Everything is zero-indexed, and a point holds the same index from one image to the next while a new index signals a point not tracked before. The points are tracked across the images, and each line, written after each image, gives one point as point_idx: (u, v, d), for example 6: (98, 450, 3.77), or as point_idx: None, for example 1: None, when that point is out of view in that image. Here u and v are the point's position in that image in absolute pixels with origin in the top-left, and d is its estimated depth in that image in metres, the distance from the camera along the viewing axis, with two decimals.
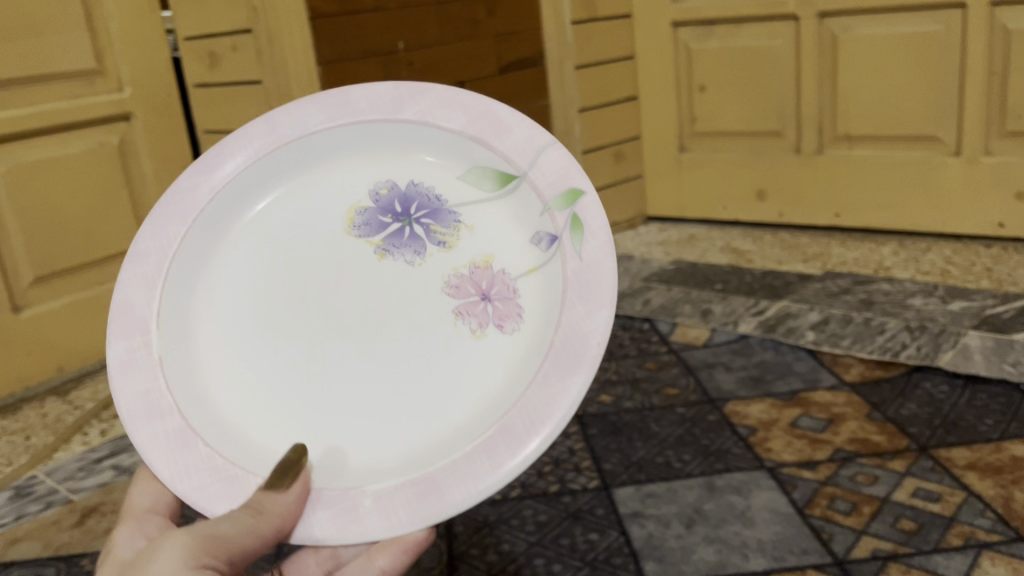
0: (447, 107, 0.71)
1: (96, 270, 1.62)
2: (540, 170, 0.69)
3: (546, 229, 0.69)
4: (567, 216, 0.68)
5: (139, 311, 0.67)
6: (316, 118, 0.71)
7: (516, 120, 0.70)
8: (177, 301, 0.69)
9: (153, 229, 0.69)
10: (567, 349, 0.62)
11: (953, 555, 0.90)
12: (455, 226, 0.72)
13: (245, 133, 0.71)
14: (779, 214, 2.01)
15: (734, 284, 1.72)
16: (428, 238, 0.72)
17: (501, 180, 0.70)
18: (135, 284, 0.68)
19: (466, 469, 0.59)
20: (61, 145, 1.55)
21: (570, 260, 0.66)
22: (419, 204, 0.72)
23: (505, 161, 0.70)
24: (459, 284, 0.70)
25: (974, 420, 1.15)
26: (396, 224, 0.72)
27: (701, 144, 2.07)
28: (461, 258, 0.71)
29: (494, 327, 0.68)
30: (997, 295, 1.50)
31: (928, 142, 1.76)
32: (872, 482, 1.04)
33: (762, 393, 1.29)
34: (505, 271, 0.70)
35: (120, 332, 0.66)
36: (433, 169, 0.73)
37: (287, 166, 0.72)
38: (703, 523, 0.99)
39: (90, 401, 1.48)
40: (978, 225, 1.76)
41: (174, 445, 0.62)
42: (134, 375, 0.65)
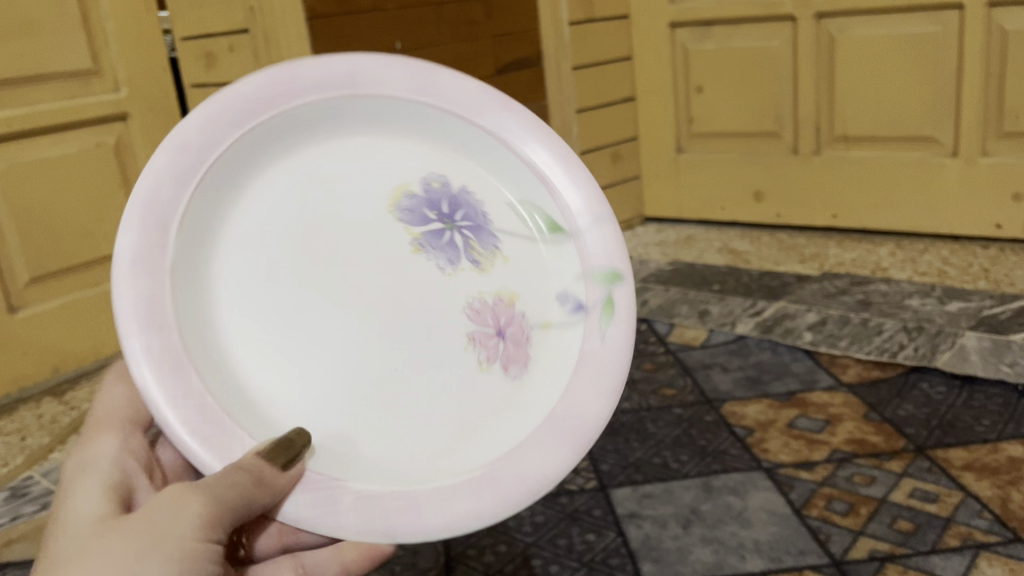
0: (531, 130, 0.64)
1: (92, 270, 1.62)
2: (591, 240, 0.64)
3: (577, 296, 0.64)
4: (601, 294, 0.63)
5: (167, 204, 0.58)
6: (404, 84, 0.62)
7: (587, 181, 0.64)
8: (203, 209, 0.60)
9: (198, 124, 0.59)
10: (562, 420, 0.58)
11: (950, 556, 0.90)
12: (492, 252, 0.66)
13: (329, 72, 0.61)
14: (776, 214, 2.01)
15: (731, 285, 1.72)
16: (465, 251, 0.66)
17: (549, 225, 0.66)
18: (165, 178, 0.57)
19: (446, 502, 0.54)
20: (57, 145, 1.54)
21: (585, 343, 0.62)
22: (463, 211, 0.67)
23: (563, 212, 0.64)
24: (481, 309, 0.64)
25: (972, 421, 1.15)
26: (439, 223, 0.66)
27: (699, 144, 2.07)
28: (487, 284, 0.65)
29: (500, 366, 0.63)
30: (994, 296, 1.50)
31: (925, 143, 1.76)
32: (870, 482, 1.04)
33: (759, 393, 1.29)
34: (525, 315, 0.65)
35: (136, 222, 0.57)
36: (482, 173, 0.67)
37: (353, 116, 0.64)
38: (700, 523, 0.99)
39: (87, 402, 1.48)
40: (975, 226, 1.76)
41: (166, 369, 0.55)
42: (144, 274, 0.57)
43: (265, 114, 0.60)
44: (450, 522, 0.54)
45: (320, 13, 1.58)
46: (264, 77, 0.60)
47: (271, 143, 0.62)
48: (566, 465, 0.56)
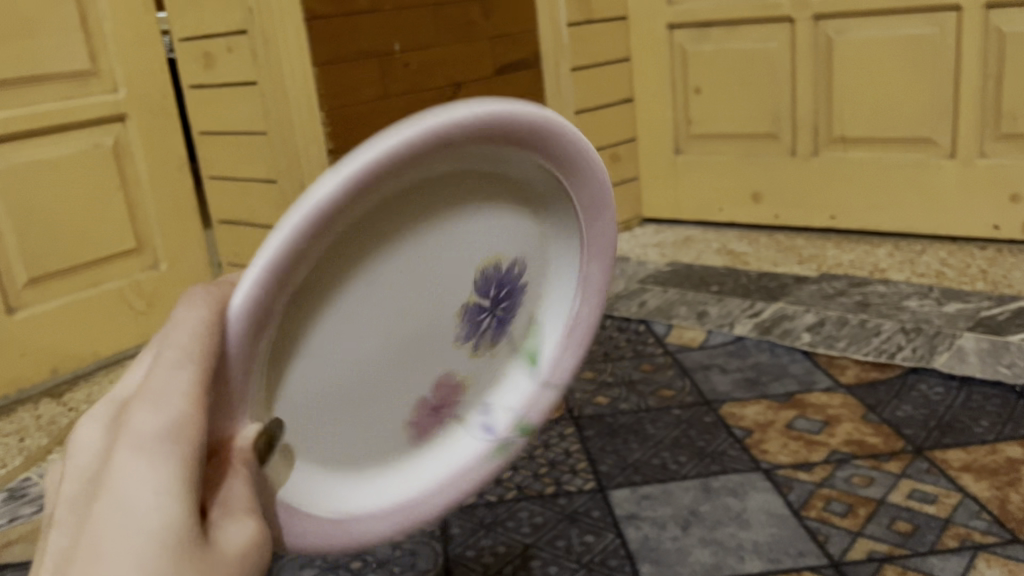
0: (591, 291, 0.67)
1: (92, 271, 1.62)
2: (532, 401, 0.67)
3: (495, 420, 0.65)
4: (509, 436, 0.66)
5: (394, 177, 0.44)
6: (579, 189, 0.60)
7: (569, 356, 0.68)
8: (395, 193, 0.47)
9: (465, 123, 0.47)
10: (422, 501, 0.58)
11: (949, 557, 0.90)
12: (492, 345, 0.62)
13: (556, 152, 0.56)
14: (774, 216, 2.01)
15: (729, 286, 1.72)
16: (477, 339, 0.60)
17: (527, 355, 0.66)
18: (408, 160, 0.45)
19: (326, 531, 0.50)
20: (56, 146, 1.54)
21: (474, 463, 0.62)
22: (507, 298, 0.61)
23: (551, 359, 0.67)
24: (445, 386, 0.59)
25: (970, 422, 1.15)
26: (487, 304, 0.59)
27: (697, 146, 2.07)
28: (466, 367, 0.60)
29: (414, 435, 0.58)
30: (992, 297, 1.50)
31: (922, 144, 1.76)
32: (869, 483, 1.04)
33: (758, 394, 1.29)
34: (461, 402, 0.62)
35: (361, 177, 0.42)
36: (540, 264, 0.64)
37: (534, 176, 0.58)
38: (699, 525, 0.99)
39: (85, 403, 1.48)
40: (972, 227, 1.76)
41: (250, 334, 0.41)
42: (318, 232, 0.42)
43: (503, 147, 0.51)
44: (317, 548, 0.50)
45: (317, 14, 1.57)
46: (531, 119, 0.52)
47: (479, 157, 0.52)
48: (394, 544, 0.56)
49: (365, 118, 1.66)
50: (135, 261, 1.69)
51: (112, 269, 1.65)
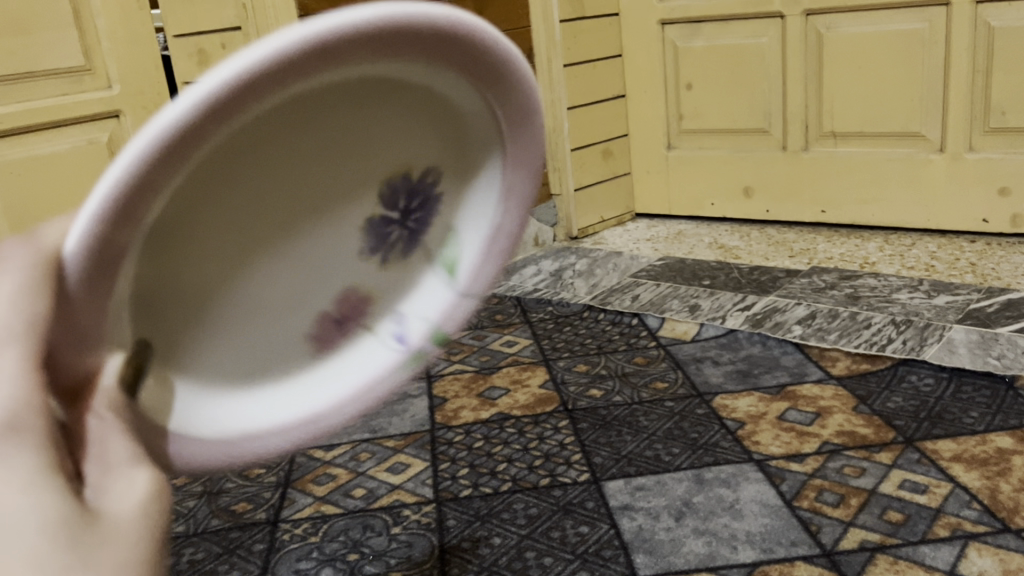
0: (521, 208, 0.57)
1: None
2: (461, 309, 0.58)
3: (408, 328, 0.57)
4: (419, 347, 0.58)
5: (268, 92, 0.37)
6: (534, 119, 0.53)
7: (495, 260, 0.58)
8: (276, 107, 0.40)
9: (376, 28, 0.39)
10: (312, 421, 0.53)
11: (940, 546, 0.91)
12: (402, 261, 0.55)
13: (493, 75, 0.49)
14: (766, 210, 2.02)
15: (721, 280, 1.73)
16: (380, 242, 0.53)
17: (449, 263, 0.57)
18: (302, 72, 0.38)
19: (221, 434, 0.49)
20: (49, 142, 1.54)
21: (383, 374, 0.56)
22: (421, 209, 0.54)
23: (473, 274, 0.57)
24: (340, 304, 0.53)
25: (959, 413, 1.16)
26: (396, 219, 0.53)
27: (688, 141, 2.08)
28: (374, 279, 0.54)
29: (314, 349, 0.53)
30: (981, 290, 1.52)
31: (912, 139, 1.77)
32: (860, 474, 1.05)
33: (750, 386, 1.30)
34: (366, 297, 0.54)
35: (228, 93, 0.36)
36: (460, 175, 0.55)
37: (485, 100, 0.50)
38: (692, 515, 1.00)
39: None
40: (961, 221, 1.77)
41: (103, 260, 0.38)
42: (160, 156, 0.35)
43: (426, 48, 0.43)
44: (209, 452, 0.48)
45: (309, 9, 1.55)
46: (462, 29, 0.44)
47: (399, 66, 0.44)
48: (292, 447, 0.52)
49: None
50: None
51: None
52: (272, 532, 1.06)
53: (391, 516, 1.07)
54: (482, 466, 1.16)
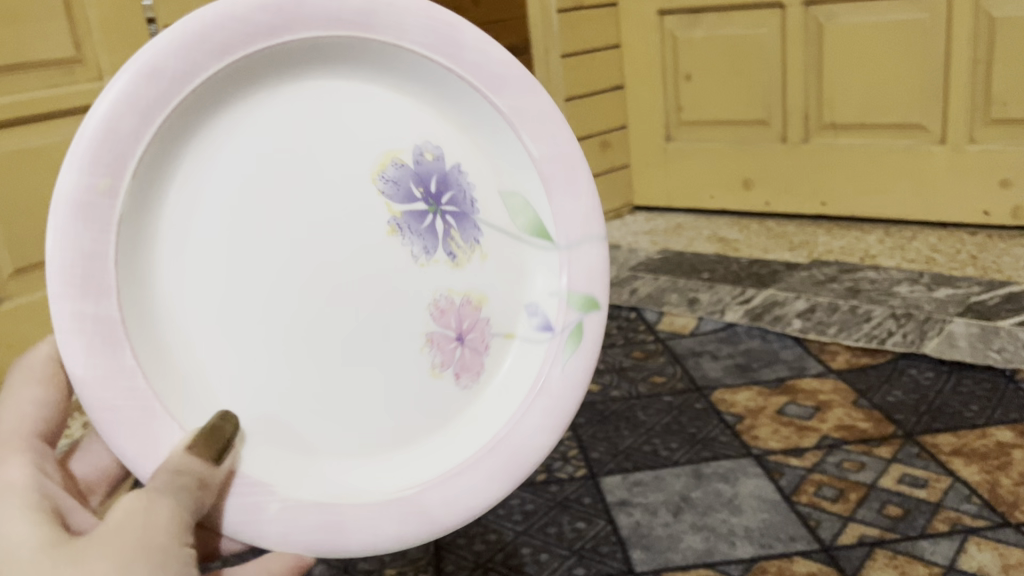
0: (539, 123, 0.65)
1: None
2: (576, 258, 0.67)
3: (547, 314, 0.68)
4: (574, 319, 0.67)
5: (120, 147, 0.51)
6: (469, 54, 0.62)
7: (589, 192, 0.66)
8: (170, 155, 0.55)
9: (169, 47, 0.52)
10: (504, 449, 0.62)
11: (940, 541, 0.90)
12: (470, 246, 0.66)
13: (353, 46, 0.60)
14: (765, 202, 2.01)
15: (720, 273, 1.72)
16: (443, 240, 0.65)
17: (536, 232, 0.68)
18: (128, 108, 0.51)
19: (389, 519, 0.57)
20: (39, 135, 1.54)
21: (549, 368, 0.65)
22: (449, 196, 0.66)
23: (557, 221, 0.67)
24: (446, 308, 0.65)
25: (960, 406, 1.15)
26: (424, 205, 0.64)
27: (688, 133, 2.06)
28: (461, 284, 0.65)
29: (453, 373, 0.65)
30: (982, 283, 1.50)
31: (912, 130, 1.76)
32: (859, 468, 1.04)
33: (748, 380, 1.29)
34: (487, 320, 0.67)
35: (88, 159, 0.50)
36: (458, 141, 0.66)
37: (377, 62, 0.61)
38: (690, 511, 0.99)
39: None
40: (962, 213, 1.76)
41: (100, 343, 0.51)
42: (85, 226, 0.50)
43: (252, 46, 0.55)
44: (400, 528, 0.57)
45: None
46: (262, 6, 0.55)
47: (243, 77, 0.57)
48: (501, 481, 0.61)
49: None
50: None
51: None
52: None
53: None
54: None
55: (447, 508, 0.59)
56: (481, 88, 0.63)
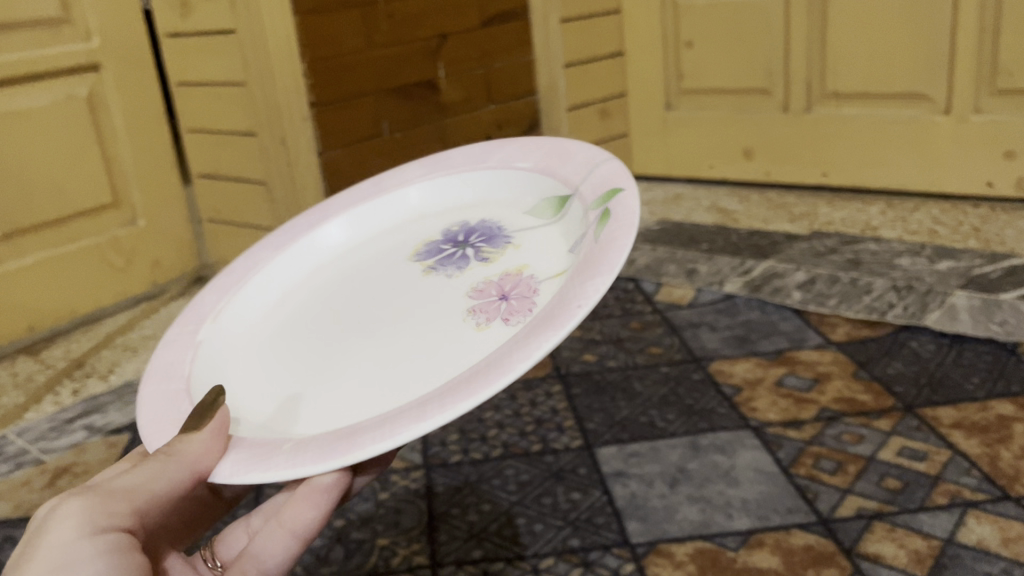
0: (525, 152, 0.77)
1: (70, 225, 1.60)
2: (591, 184, 0.67)
3: (581, 233, 0.64)
4: (600, 212, 0.63)
5: (205, 308, 0.71)
6: (458, 164, 0.80)
7: (582, 149, 0.72)
8: (251, 309, 0.73)
9: (242, 262, 0.77)
10: (545, 317, 0.53)
11: (938, 513, 0.89)
12: (501, 248, 0.71)
13: (371, 205, 0.81)
14: (766, 172, 1.98)
15: (719, 244, 1.70)
16: (475, 256, 0.71)
17: (560, 203, 0.70)
18: (211, 290, 0.73)
19: (414, 409, 0.49)
20: (28, 96, 1.50)
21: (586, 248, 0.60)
22: (479, 234, 0.74)
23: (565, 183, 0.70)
24: (485, 288, 0.66)
25: (961, 379, 1.14)
26: (452, 248, 0.73)
27: (689, 102, 2.04)
28: (495, 270, 0.68)
29: (500, 320, 0.62)
30: (984, 255, 1.48)
31: (916, 100, 1.73)
32: (858, 440, 1.02)
33: (746, 352, 1.28)
34: (533, 276, 0.65)
35: (181, 319, 0.70)
36: (478, 210, 0.77)
37: (403, 215, 0.80)
38: (687, 482, 0.98)
39: (63, 361, 1.49)
40: (966, 184, 1.74)
41: (172, 403, 0.60)
42: (173, 346, 0.66)
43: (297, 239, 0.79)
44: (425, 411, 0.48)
45: None
46: (301, 221, 0.81)
47: (303, 259, 0.78)
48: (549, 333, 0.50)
49: (351, 69, 1.59)
50: (112, 217, 1.67)
51: (90, 224, 1.63)
52: (257, 497, 1.04)
53: (379, 482, 1.04)
54: (472, 432, 1.13)
55: (482, 376, 0.49)
56: (473, 167, 0.79)
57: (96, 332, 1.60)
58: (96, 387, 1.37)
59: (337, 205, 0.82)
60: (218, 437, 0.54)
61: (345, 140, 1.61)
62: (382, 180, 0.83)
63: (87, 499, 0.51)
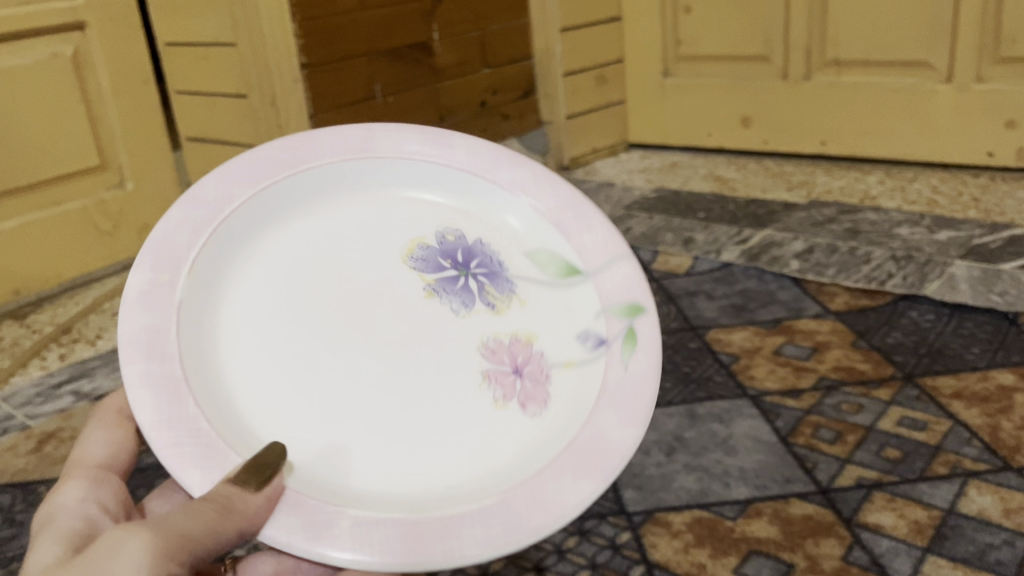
0: (540, 183, 0.71)
1: (55, 188, 1.57)
2: (609, 276, 0.67)
3: (597, 332, 0.65)
4: (623, 326, 0.65)
5: (175, 252, 0.62)
6: (465, 159, 0.70)
7: (601, 222, 0.69)
8: (224, 263, 0.64)
9: (211, 181, 0.65)
10: (587, 450, 0.57)
11: (939, 483, 0.88)
12: (507, 296, 0.69)
13: (366, 163, 0.69)
14: (764, 141, 1.96)
15: (717, 212, 1.68)
16: (480, 295, 0.69)
17: (566, 271, 0.68)
18: (180, 224, 0.62)
19: (464, 528, 0.53)
20: (10, 55, 1.47)
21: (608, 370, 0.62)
22: (479, 262, 0.70)
23: (581, 254, 0.68)
24: (496, 348, 0.67)
25: (961, 348, 1.12)
26: (453, 271, 0.70)
27: (687, 68, 2.01)
28: (506, 325, 0.68)
29: (517, 403, 0.64)
30: (985, 226, 1.47)
31: (918, 68, 1.70)
32: (857, 410, 1.01)
33: (744, 320, 1.26)
34: (543, 353, 0.66)
35: (150, 263, 0.61)
36: (472, 221, 0.71)
37: (398, 182, 0.70)
38: (684, 450, 0.97)
39: (50, 325, 1.47)
40: (967, 154, 1.71)
41: (162, 395, 0.56)
42: (148, 308, 0.59)
43: (280, 172, 0.66)
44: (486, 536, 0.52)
45: None
46: (283, 145, 0.67)
47: (283, 203, 0.67)
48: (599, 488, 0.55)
49: (340, 31, 1.56)
50: (98, 179, 1.63)
51: (75, 187, 1.60)
52: None
53: None
54: None
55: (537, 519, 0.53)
56: (482, 175, 0.70)
57: (83, 297, 1.57)
58: (83, 353, 1.35)
59: (329, 135, 0.68)
60: (270, 502, 0.52)
61: (335, 103, 1.59)
62: (377, 127, 0.69)
63: (147, 543, 0.48)
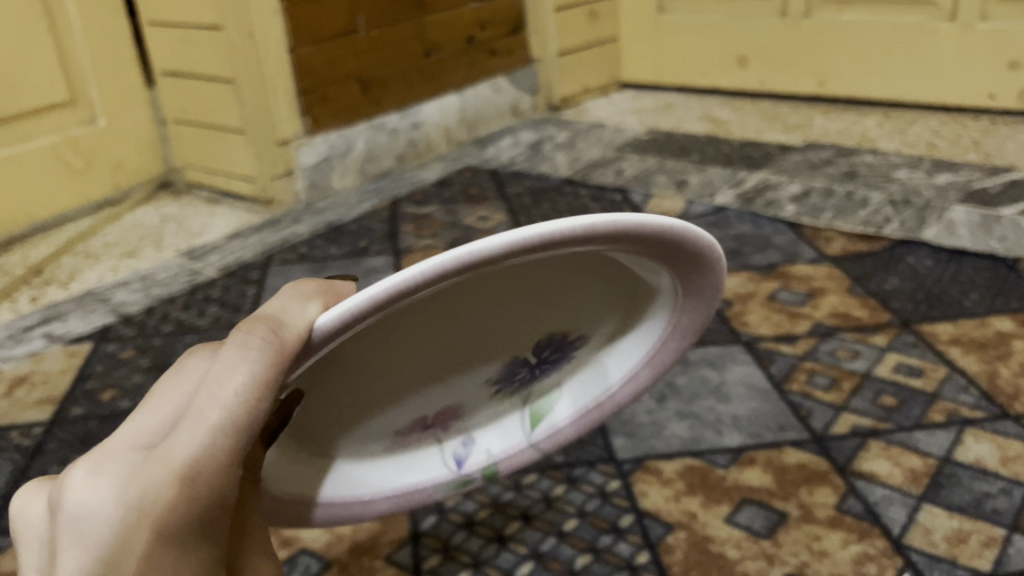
0: (631, 393, 0.71)
1: (24, 123, 1.52)
2: (525, 451, 0.72)
3: (471, 458, 0.70)
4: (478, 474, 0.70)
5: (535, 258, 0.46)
6: (664, 334, 0.67)
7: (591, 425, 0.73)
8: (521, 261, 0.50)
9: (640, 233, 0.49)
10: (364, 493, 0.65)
11: (935, 432, 0.86)
12: (502, 394, 0.68)
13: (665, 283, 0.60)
14: (760, 81, 1.91)
15: (711, 154, 1.63)
16: (500, 383, 0.65)
17: (534, 412, 0.71)
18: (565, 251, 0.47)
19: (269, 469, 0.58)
20: None
21: (430, 484, 0.68)
22: (554, 355, 0.65)
23: (552, 427, 0.72)
24: (444, 412, 0.64)
25: (959, 295, 1.10)
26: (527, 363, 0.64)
27: (683, 5, 1.95)
28: (475, 402, 0.66)
29: (391, 436, 0.64)
30: (984, 169, 1.43)
31: (922, 5, 1.65)
32: (853, 356, 0.99)
33: (738, 265, 1.23)
34: (453, 425, 0.67)
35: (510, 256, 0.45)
36: (611, 326, 0.66)
37: (650, 289, 0.62)
38: (675, 397, 0.94)
39: (22, 266, 1.42)
40: (967, 97, 1.67)
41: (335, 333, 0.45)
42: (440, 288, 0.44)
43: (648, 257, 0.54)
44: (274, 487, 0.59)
45: None
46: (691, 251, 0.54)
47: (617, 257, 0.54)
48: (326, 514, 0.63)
49: None
50: (70, 116, 1.58)
51: (46, 123, 1.54)
52: None
53: None
54: None
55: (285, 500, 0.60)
56: (638, 360, 0.69)
57: (56, 238, 1.53)
58: (56, 295, 1.31)
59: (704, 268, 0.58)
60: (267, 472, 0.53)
61: (317, 37, 1.53)
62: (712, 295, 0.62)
63: None
